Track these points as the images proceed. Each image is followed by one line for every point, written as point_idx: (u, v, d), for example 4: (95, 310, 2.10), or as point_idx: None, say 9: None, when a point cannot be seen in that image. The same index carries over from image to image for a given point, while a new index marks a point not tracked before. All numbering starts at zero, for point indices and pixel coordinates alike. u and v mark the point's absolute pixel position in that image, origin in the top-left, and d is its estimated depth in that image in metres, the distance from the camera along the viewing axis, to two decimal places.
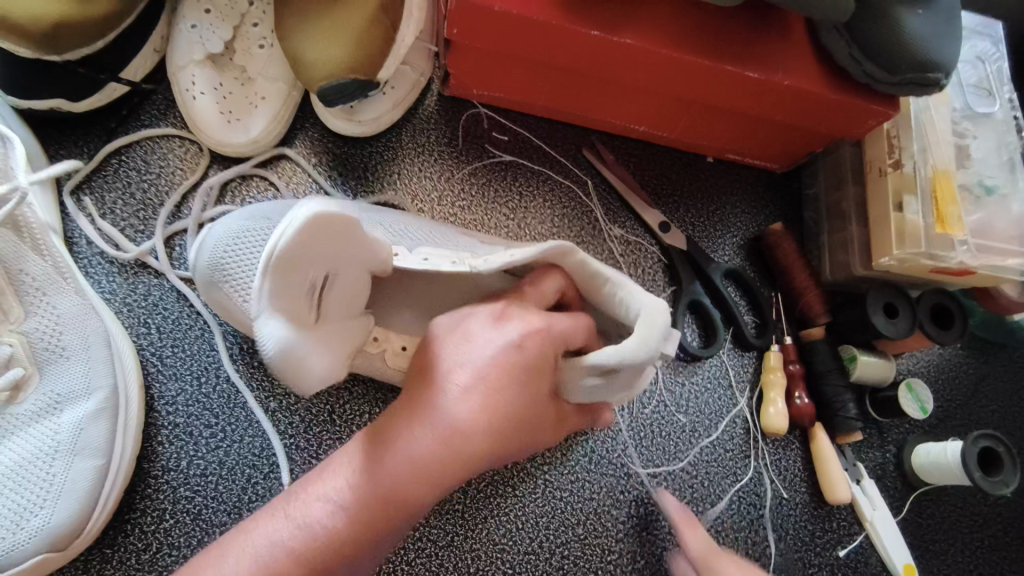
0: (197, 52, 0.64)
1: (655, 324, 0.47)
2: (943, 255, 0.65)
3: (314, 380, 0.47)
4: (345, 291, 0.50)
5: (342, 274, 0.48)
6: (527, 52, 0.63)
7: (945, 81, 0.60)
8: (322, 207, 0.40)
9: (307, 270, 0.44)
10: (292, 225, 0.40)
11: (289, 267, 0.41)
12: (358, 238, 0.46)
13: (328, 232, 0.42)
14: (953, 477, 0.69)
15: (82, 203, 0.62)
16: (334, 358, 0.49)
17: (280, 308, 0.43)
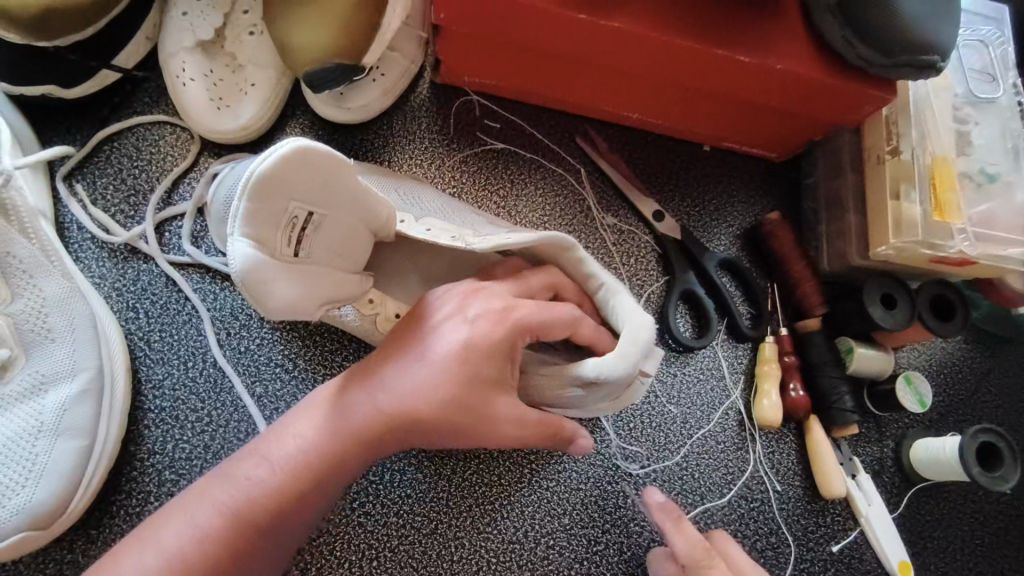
0: (186, 39, 0.63)
1: (638, 340, 0.50)
2: (943, 243, 0.64)
3: (283, 310, 0.45)
4: (331, 240, 0.50)
5: (330, 221, 0.48)
6: (516, 38, 0.63)
7: (942, 64, 0.58)
8: (307, 143, 0.42)
9: (289, 202, 0.44)
10: (276, 154, 0.41)
11: (269, 190, 0.42)
12: (343, 183, 0.47)
13: (314, 168, 0.44)
14: (953, 474, 0.67)
15: (74, 189, 0.63)
16: (311, 296, 0.47)
17: (257, 224, 0.42)
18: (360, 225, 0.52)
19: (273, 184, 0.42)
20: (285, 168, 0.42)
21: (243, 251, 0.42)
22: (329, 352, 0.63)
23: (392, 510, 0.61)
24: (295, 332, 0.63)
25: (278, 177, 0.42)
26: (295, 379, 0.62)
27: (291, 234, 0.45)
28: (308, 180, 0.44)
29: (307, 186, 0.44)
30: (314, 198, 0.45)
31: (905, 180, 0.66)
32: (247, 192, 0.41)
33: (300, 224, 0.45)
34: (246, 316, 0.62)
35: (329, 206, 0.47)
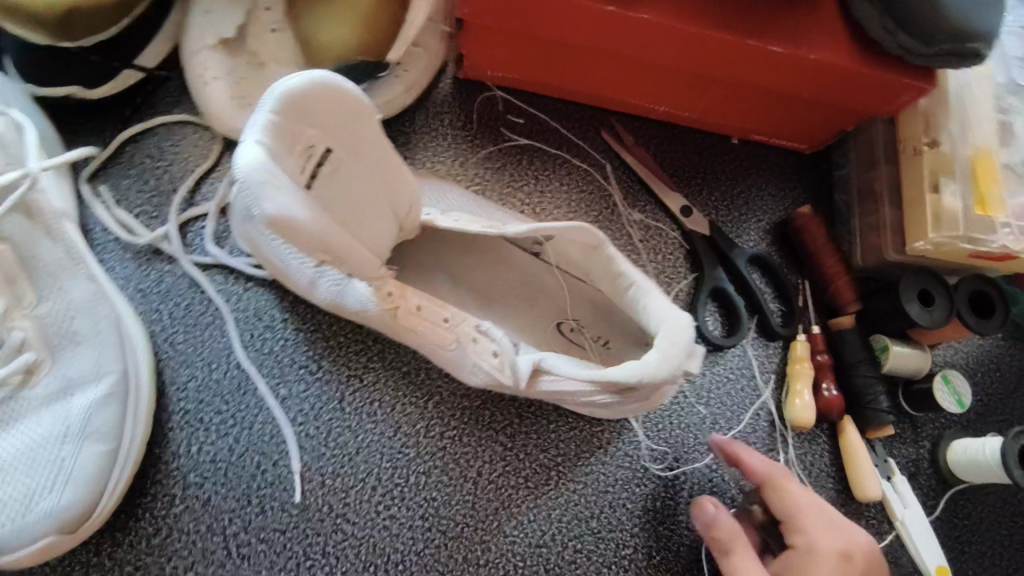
0: (209, 36, 0.61)
1: (680, 341, 0.50)
2: (984, 238, 0.62)
3: (281, 223, 0.43)
4: (345, 195, 0.49)
5: (348, 170, 0.49)
6: (541, 32, 0.61)
7: (985, 53, 0.56)
8: (338, 80, 0.45)
9: (310, 129, 0.45)
10: (308, 76, 0.44)
11: (295, 106, 0.43)
12: (367, 134, 0.48)
13: (342, 107, 0.46)
14: (993, 477, 0.65)
15: (97, 190, 0.62)
16: (312, 233, 0.45)
17: (278, 137, 0.43)
18: (382, 197, 0.51)
19: (302, 96, 0.43)
20: (314, 91, 0.44)
21: (257, 151, 0.42)
22: (353, 353, 0.62)
23: (417, 513, 0.60)
24: (319, 332, 0.62)
25: (307, 97, 0.44)
26: (319, 380, 0.61)
27: (306, 163, 0.46)
28: (335, 119, 0.46)
29: (329, 124, 0.46)
30: (338, 137, 0.47)
31: (944, 173, 0.64)
32: (274, 99, 0.43)
33: (316, 156, 0.46)
34: (269, 317, 0.62)
35: (350, 154, 0.48)
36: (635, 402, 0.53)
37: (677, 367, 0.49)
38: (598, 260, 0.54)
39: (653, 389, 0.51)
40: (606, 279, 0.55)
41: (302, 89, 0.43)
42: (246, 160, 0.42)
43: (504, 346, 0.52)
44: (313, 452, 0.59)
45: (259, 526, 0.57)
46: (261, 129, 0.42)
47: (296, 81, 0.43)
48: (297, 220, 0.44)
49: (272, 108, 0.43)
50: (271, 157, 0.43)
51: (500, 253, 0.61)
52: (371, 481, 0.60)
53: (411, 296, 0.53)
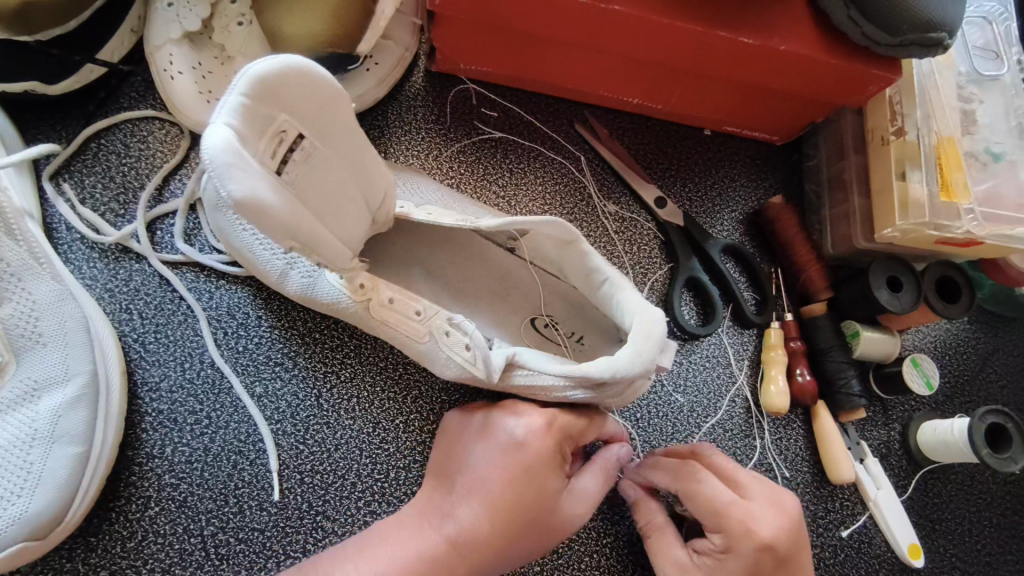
0: (174, 30, 0.61)
1: (653, 336, 0.49)
2: (948, 224, 0.63)
3: (253, 210, 0.41)
4: (316, 184, 0.48)
5: (321, 157, 0.47)
6: (514, 23, 0.61)
7: (949, 41, 0.57)
8: (311, 63, 0.44)
9: (282, 114, 0.43)
10: (281, 60, 0.43)
11: (266, 89, 0.42)
12: (339, 120, 0.47)
13: (315, 92, 0.45)
14: (959, 455, 0.67)
15: (61, 188, 0.61)
16: (285, 220, 0.43)
17: (248, 119, 0.42)
18: (352, 188, 0.51)
19: (274, 79, 0.42)
20: (287, 74, 0.43)
21: (226, 133, 0.40)
22: (329, 349, 0.61)
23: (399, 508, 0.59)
24: (295, 329, 0.61)
25: (279, 81, 0.42)
26: (296, 377, 0.60)
27: (278, 149, 0.44)
28: (307, 103, 0.45)
29: (302, 108, 0.45)
30: (310, 123, 0.46)
31: (910, 161, 0.65)
32: (245, 81, 0.41)
33: (288, 142, 0.44)
34: (242, 315, 0.61)
35: (323, 141, 0.47)
36: (608, 398, 0.53)
37: (647, 364, 0.49)
38: (571, 255, 0.53)
39: (626, 384, 0.50)
40: (580, 274, 0.55)
41: (274, 72, 0.42)
42: (213, 143, 0.40)
43: (476, 338, 0.50)
44: (291, 450, 0.59)
45: (238, 525, 0.56)
46: (230, 111, 0.41)
47: (268, 63, 0.42)
48: (268, 205, 0.42)
49: (243, 90, 0.41)
50: (239, 140, 0.41)
51: (475, 246, 0.61)
52: (351, 477, 0.59)
53: (383, 290, 0.53)
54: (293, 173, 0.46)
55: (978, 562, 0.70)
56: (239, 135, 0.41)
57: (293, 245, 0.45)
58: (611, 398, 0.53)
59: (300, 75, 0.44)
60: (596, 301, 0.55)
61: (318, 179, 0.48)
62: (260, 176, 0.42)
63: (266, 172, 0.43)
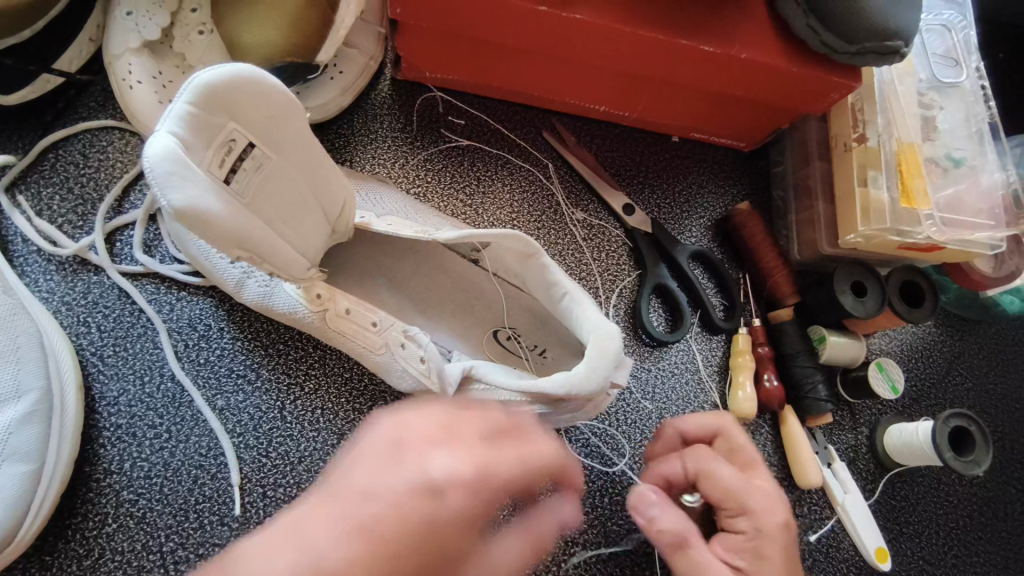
0: (132, 40, 0.60)
1: (607, 354, 0.49)
2: (910, 230, 0.64)
3: (193, 217, 0.41)
4: (269, 194, 0.48)
5: (274, 168, 0.47)
6: (477, 32, 0.61)
7: (906, 49, 0.58)
8: (264, 75, 0.45)
9: (230, 123, 0.44)
10: (230, 70, 0.43)
11: (212, 98, 0.43)
12: (293, 131, 0.47)
13: (265, 102, 0.45)
14: (925, 458, 0.67)
15: (17, 200, 0.60)
16: (229, 229, 0.43)
17: (193, 128, 0.42)
18: (311, 199, 0.50)
19: (221, 88, 0.43)
20: (236, 83, 0.43)
21: (168, 140, 0.41)
22: (293, 361, 0.61)
23: None
24: (258, 341, 0.61)
25: (227, 91, 0.43)
26: (258, 390, 0.60)
27: (227, 158, 0.44)
28: (257, 113, 0.45)
29: (253, 119, 0.45)
30: (262, 132, 0.46)
31: (872, 167, 0.65)
32: (191, 90, 0.42)
33: (238, 151, 0.45)
34: (204, 327, 0.60)
35: (276, 150, 0.47)
36: (567, 412, 0.53)
37: (600, 383, 0.49)
38: (532, 268, 0.53)
39: (582, 399, 0.50)
40: (540, 287, 0.55)
41: (220, 81, 0.42)
42: (156, 150, 0.40)
43: (432, 352, 0.51)
44: (253, 463, 0.58)
45: (199, 541, 0.56)
46: (175, 119, 0.42)
47: (218, 73, 0.43)
48: (209, 212, 0.41)
49: (189, 99, 0.42)
50: (183, 147, 0.42)
51: (439, 257, 0.61)
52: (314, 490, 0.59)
53: (341, 301, 0.52)
54: (243, 183, 0.46)
55: (944, 564, 0.70)
56: (184, 143, 0.42)
57: (242, 255, 0.45)
58: (569, 412, 0.53)
59: (249, 85, 0.44)
60: (557, 314, 0.55)
61: (271, 189, 0.48)
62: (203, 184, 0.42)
63: (213, 181, 0.43)
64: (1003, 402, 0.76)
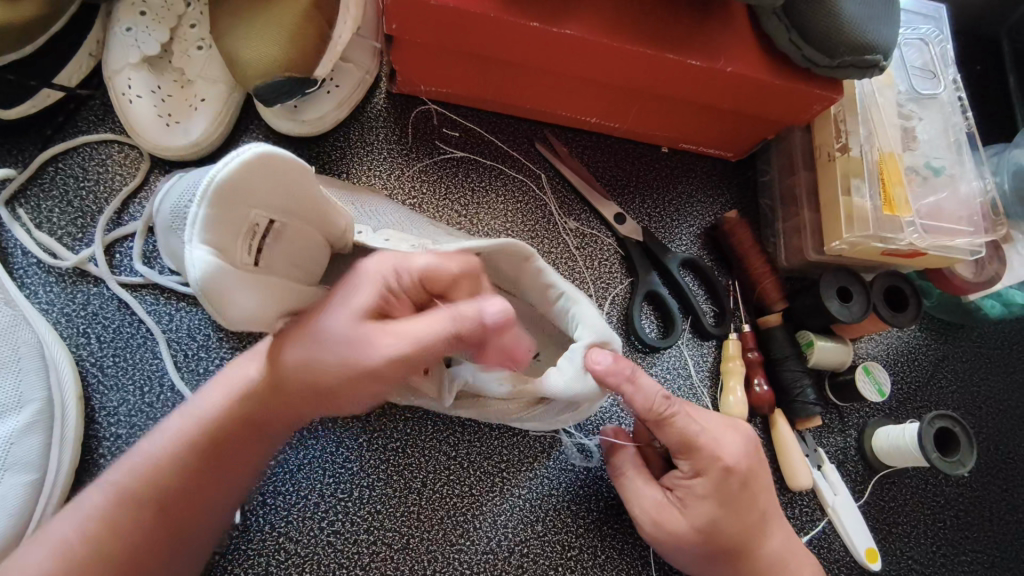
0: (132, 55, 0.62)
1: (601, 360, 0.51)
2: (893, 237, 0.66)
3: (243, 316, 0.45)
4: (289, 251, 0.50)
5: (289, 229, 0.49)
6: (471, 47, 0.62)
7: (883, 62, 0.61)
8: (272, 150, 0.43)
9: (251, 209, 0.44)
10: (243, 156, 0.41)
11: (230, 191, 0.41)
12: (304, 191, 0.47)
13: (275, 175, 0.44)
14: (912, 459, 0.68)
15: (17, 213, 0.61)
16: (268, 307, 0.46)
17: (218, 227, 0.42)
18: (317, 233, 0.52)
19: (238, 181, 0.41)
20: (251, 170, 0.42)
21: (204, 252, 0.41)
22: None
23: (362, 527, 0.60)
24: None
25: (242, 180, 0.42)
26: None
27: (253, 242, 0.45)
28: (269, 187, 0.44)
29: (268, 195, 0.45)
30: (277, 206, 0.46)
31: (855, 175, 0.67)
32: (210, 193, 0.40)
33: (261, 232, 0.46)
34: (203, 337, 0.61)
35: (289, 214, 0.48)
36: (558, 415, 0.55)
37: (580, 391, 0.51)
38: (528, 273, 0.54)
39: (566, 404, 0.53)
40: (535, 290, 0.56)
41: (237, 175, 0.41)
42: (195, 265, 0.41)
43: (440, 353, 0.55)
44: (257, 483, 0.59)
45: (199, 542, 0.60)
46: (203, 228, 0.41)
47: (230, 168, 0.41)
48: (252, 309, 0.45)
49: (207, 202, 0.41)
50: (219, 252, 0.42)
51: None
52: (314, 497, 0.60)
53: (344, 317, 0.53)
54: (267, 255, 0.47)
55: (933, 563, 0.72)
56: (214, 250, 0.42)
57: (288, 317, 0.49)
58: (562, 413, 0.55)
59: (262, 163, 0.42)
60: (552, 316, 0.57)
61: (285, 246, 0.49)
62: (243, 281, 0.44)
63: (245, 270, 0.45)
64: (987, 404, 0.78)
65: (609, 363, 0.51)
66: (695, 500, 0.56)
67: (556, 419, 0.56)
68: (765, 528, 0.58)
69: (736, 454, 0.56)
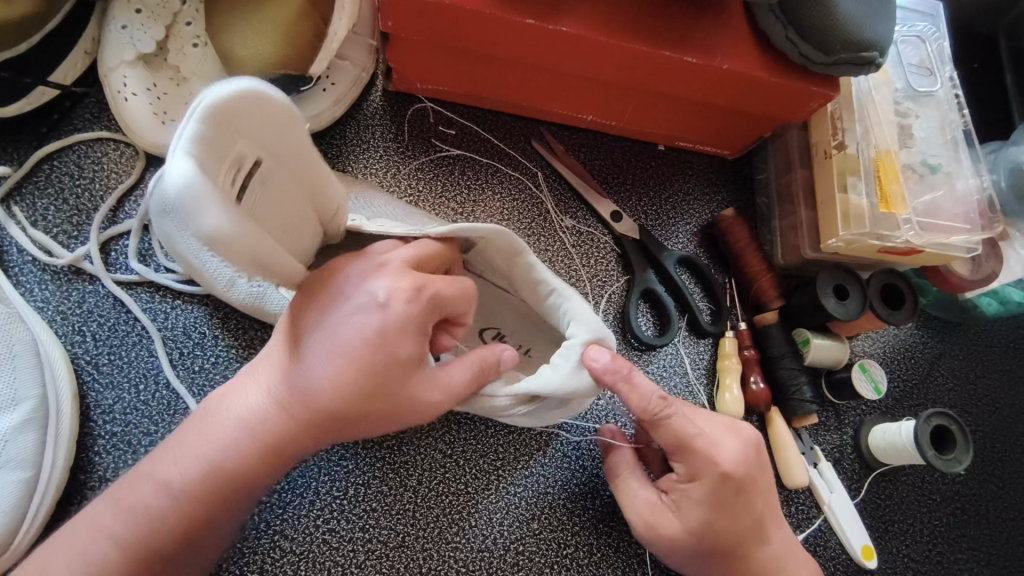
0: (127, 52, 0.62)
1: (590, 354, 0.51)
2: (889, 235, 0.66)
3: (222, 247, 0.38)
4: (268, 210, 0.46)
5: (269, 183, 0.46)
6: (466, 44, 0.62)
7: (880, 60, 0.61)
8: (266, 88, 0.41)
9: (237, 139, 0.40)
10: (236, 85, 0.39)
11: (220, 113, 0.38)
12: (291, 143, 0.45)
13: (268, 114, 0.42)
14: (908, 457, 0.68)
15: (12, 211, 0.60)
16: (254, 250, 0.40)
17: (206, 147, 0.38)
18: (297, 200, 0.49)
19: (231, 103, 0.38)
20: (246, 99, 0.39)
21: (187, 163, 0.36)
22: None
23: (357, 526, 0.60)
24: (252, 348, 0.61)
25: (236, 105, 0.39)
26: None
27: (234, 177, 0.41)
28: (261, 127, 0.42)
29: (257, 132, 0.42)
30: (263, 149, 0.43)
31: (851, 173, 0.67)
32: (201, 107, 0.37)
33: (245, 169, 0.42)
34: (198, 334, 0.61)
35: (271, 166, 0.45)
36: (553, 407, 0.54)
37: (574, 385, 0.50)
38: (519, 265, 0.53)
39: (558, 400, 0.52)
40: (528, 285, 0.55)
41: (232, 97, 0.38)
42: (173, 181, 0.36)
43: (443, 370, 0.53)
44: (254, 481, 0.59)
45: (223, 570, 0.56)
46: (188, 142, 0.37)
47: (226, 88, 0.38)
48: (238, 240, 0.38)
49: (197, 118, 0.37)
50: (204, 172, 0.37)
51: None
52: (309, 496, 0.60)
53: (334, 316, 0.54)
54: (247, 203, 0.43)
55: (929, 561, 0.72)
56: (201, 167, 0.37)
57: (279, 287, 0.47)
58: (555, 408, 0.54)
59: (256, 98, 0.40)
60: (547, 309, 0.56)
61: (266, 203, 0.46)
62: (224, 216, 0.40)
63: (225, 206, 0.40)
64: (984, 402, 0.78)
65: (608, 361, 0.52)
66: (691, 497, 0.56)
67: (550, 413, 0.55)
68: (760, 527, 0.58)
69: (733, 452, 0.56)
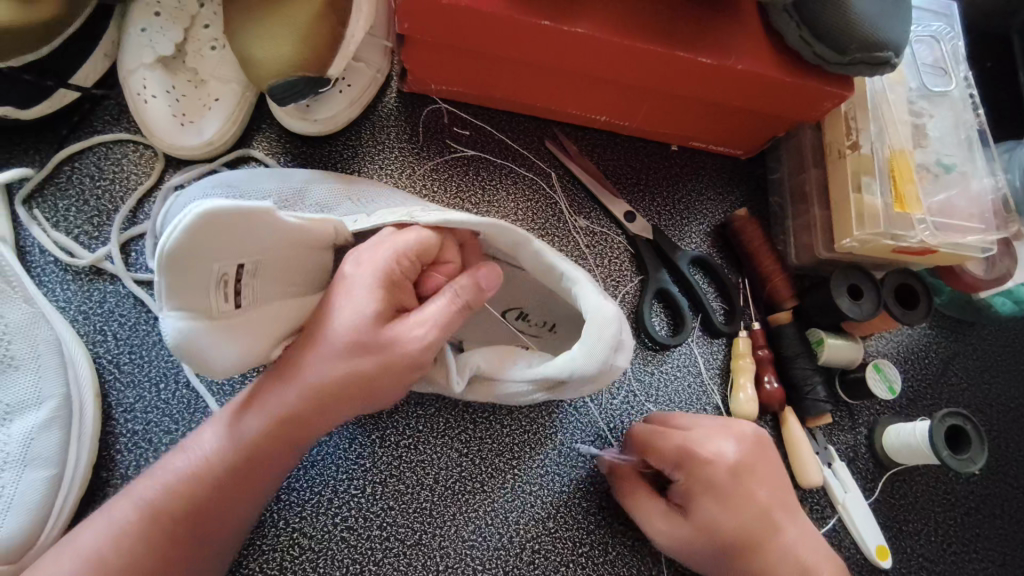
0: (147, 55, 0.63)
1: (605, 335, 0.51)
2: (904, 234, 0.66)
3: (235, 362, 0.46)
4: (275, 278, 0.48)
5: (266, 264, 0.46)
6: (481, 46, 0.63)
7: (894, 60, 0.61)
8: (211, 207, 0.39)
9: (214, 263, 0.42)
10: (183, 223, 0.39)
11: (182, 260, 0.40)
12: (268, 231, 0.44)
13: (229, 229, 0.41)
14: (923, 456, 0.68)
15: (34, 213, 0.61)
16: (262, 335, 0.48)
17: (185, 292, 0.42)
18: (305, 248, 0.50)
19: (184, 251, 0.39)
20: (197, 234, 0.39)
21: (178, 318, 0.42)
22: None
23: (375, 523, 0.60)
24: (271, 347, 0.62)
25: (191, 246, 0.39)
26: None
27: (226, 290, 0.44)
28: (229, 240, 0.42)
29: (227, 246, 0.42)
30: (243, 252, 0.43)
31: (866, 172, 0.67)
32: (163, 263, 0.39)
33: (233, 278, 0.44)
34: None
35: (260, 255, 0.45)
36: (573, 391, 0.55)
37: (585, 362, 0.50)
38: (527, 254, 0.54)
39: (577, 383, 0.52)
40: (539, 271, 0.55)
41: (182, 245, 0.39)
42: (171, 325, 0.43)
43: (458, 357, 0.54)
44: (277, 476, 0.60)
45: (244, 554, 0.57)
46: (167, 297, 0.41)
47: (174, 237, 0.39)
48: (239, 354, 0.46)
49: (163, 271, 0.40)
50: (193, 316, 0.43)
51: None
52: (327, 493, 0.60)
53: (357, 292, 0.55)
54: (250, 292, 0.46)
55: (944, 561, 0.72)
56: (186, 316, 0.42)
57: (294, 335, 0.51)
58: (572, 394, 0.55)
59: (207, 222, 0.39)
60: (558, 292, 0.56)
61: (271, 274, 0.47)
62: (226, 331, 0.45)
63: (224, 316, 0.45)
64: (998, 402, 0.78)
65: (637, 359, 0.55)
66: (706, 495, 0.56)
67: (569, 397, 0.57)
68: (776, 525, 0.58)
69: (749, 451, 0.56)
